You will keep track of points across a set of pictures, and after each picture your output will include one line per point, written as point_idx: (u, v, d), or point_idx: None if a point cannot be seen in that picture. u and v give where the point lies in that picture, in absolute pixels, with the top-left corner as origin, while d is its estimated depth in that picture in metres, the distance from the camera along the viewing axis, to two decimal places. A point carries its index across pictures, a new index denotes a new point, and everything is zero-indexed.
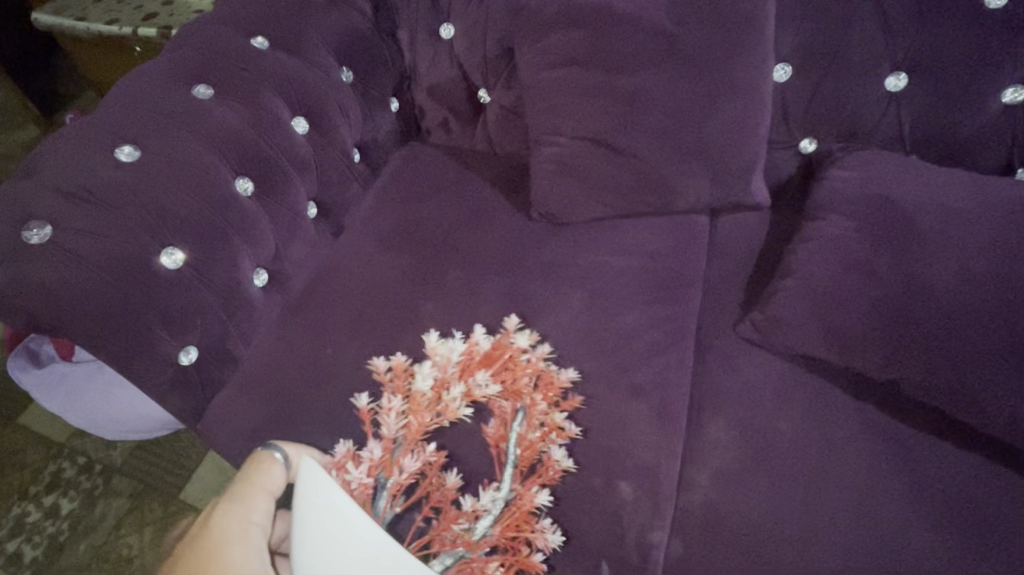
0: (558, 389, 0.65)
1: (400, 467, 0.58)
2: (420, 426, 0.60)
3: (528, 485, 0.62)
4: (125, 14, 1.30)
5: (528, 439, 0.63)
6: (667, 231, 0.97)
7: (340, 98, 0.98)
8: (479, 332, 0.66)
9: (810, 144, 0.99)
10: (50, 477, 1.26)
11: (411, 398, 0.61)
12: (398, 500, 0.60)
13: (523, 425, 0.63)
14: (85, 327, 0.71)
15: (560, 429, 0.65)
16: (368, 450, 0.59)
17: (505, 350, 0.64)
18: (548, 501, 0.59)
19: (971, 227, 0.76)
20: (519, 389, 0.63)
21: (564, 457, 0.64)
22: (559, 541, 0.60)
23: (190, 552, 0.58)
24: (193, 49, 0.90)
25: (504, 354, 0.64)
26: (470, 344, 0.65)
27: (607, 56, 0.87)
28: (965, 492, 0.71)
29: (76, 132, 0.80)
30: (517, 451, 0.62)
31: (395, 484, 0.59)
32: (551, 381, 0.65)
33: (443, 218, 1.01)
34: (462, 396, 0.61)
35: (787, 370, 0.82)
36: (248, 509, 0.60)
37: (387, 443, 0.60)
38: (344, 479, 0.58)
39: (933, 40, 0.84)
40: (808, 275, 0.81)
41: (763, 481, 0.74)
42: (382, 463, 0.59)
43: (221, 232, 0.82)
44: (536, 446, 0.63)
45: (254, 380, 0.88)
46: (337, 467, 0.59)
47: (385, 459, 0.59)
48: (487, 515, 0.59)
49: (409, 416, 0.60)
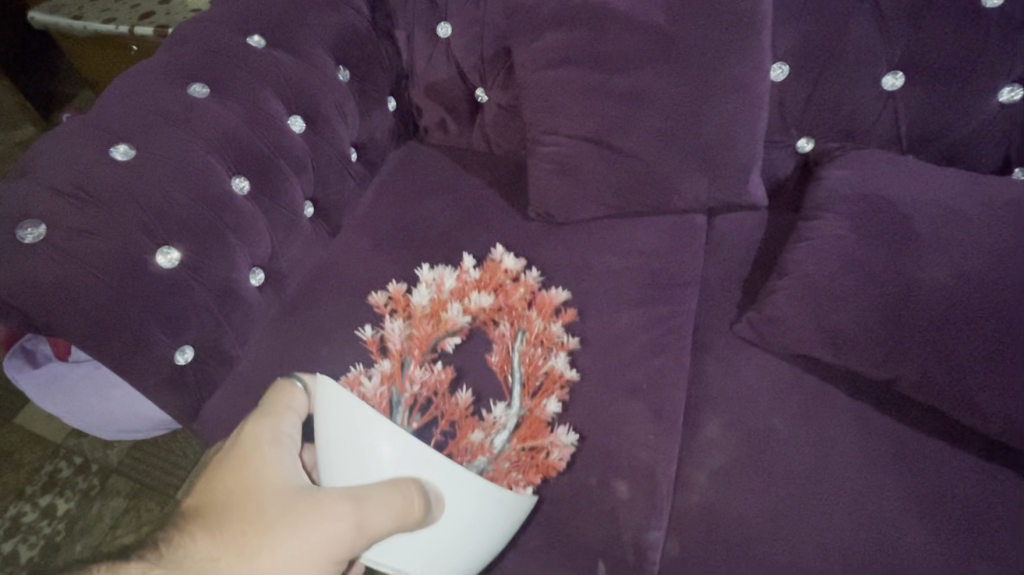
0: (552, 305, 0.77)
1: (410, 380, 0.67)
2: (423, 338, 0.71)
3: (534, 400, 0.71)
4: (122, 13, 1.29)
5: (532, 355, 0.73)
6: (665, 231, 0.97)
7: (337, 97, 0.98)
8: (469, 261, 0.82)
9: (807, 143, 0.99)
10: (46, 477, 1.26)
11: (413, 316, 0.73)
12: (414, 415, 0.66)
13: (523, 342, 0.73)
14: (80, 326, 0.71)
15: (558, 341, 0.77)
16: (380, 367, 0.68)
17: (497, 273, 0.81)
18: (557, 408, 0.69)
19: (967, 226, 0.76)
20: (514, 304, 0.78)
21: (564, 366, 0.74)
22: (571, 442, 0.69)
23: (226, 463, 0.63)
24: (190, 48, 0.90)
25: (496, 277, 0.81)
26: (464, 270, 0.81)
27: (604, 55, 0.87)
28: (960, 491, 0.71)
29: (72, 131, 0.80)
30: (521, 367, 0.72)
31: (408, 397, 0.66)
32: (545, 299, 0.77)
33: (440, 218, 1.01)
34: (461, 310, 0.75)
35: (784, 369, 0.82)
36: (279, 422, 0.66)
37: (396, 361, 0.68)
38: (360, 395, 0.66)
39: (929, 40, 0.84)
40: (805, 275, 0.81)
41: (760, 480, 0.74)
42: (392, 379, 0.67)
43: (218, 231, 0.82)
44: (537, 360, 0.73)
45: (251, 380, 0.88)
46: (351, 386, 0.67)
47: (395, 375, 0.67)
48: (502, 429, 0.66)
49: (412, 330, 0.71)
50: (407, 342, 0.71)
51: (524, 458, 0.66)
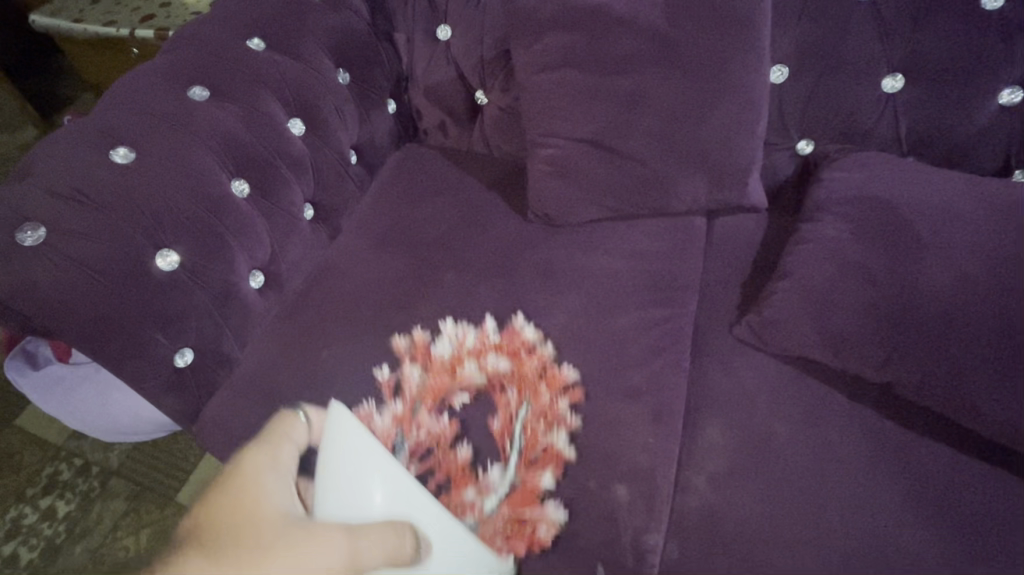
0: (559, 382, 0.82)
1: (419, 424, 0.80)
2: (436, 389, 0.83)
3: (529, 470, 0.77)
4: (123, 16, 1.30)
5: (532, 427, 0.79)
6: (664, 233, 0.97)
7: (337, 100, 0.98)
8: (490, 323, 0.89)
9: (807, 145, 0.99)
10: (47, 479, 1.26)
11: (429, 366, 0.85)
12: (416, 459, 0.78)
13: (526, 413, 0.80)
14: (80, 328, 0.71)
15: (561, 419, 0.79)
16: (393, 406, 0.82)
17: (514, 338, 0.86)
18: (551, 484, 0.74)
19: (967, 229, 0.76)
20: (524, 374, 0.83)
21: (564, 445, 0.77)
22: (560, 518, 0.73)
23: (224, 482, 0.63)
24: (190, 51, 0.90)
25: (512, 341, 0.86)
26: (483, 332, 0.88)
27: (603, 58, 0.87)
28: (961, 494, 0.71)
29: (73, 134, 0.80)
30: (521, 437, 0.78)
31: (414, 440, 0.79)
32: (553, 376, 0.82)
33: (440, 220, 1.01)
34: (475, 369, 0.85)
35: (784, 371, 0.82)
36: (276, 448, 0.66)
37: (409, 404, 0.82)
38: (372, 428, 0.80)
39: (928, 42, 0.84)
40: (805, 277, 0.81)
41: (760, 483, 0.74)
42: (403, 420, 0.81)
43: (217, 234, 0.82)
44: (537, 435, 0.78)
45: (249, 383, 0.88)
46: (364, 419, 0.81)
47: (406, 417, 0.81)
48: (494, 493, 0.74)
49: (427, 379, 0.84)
50: (421, 389, 0.83)
51: (511, 526, 0.73)
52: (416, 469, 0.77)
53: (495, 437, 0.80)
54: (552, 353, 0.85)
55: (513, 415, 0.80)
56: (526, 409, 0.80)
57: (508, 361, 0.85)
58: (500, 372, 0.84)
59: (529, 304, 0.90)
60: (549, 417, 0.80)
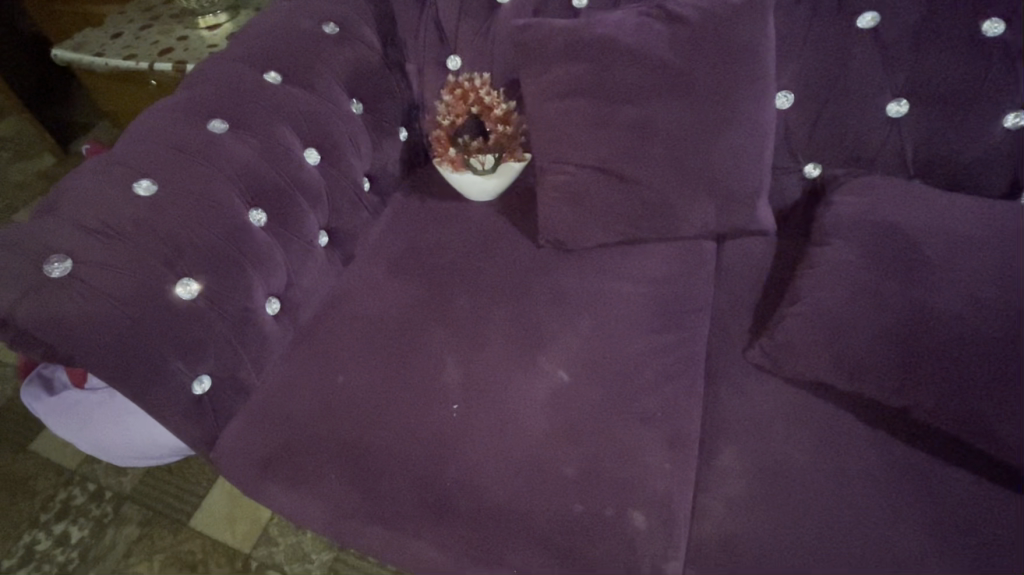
0: (478, 92, 1.01)
1: (454, 155, 1.03)
2: (453, 154, 1.03)
3: (495, 120, 1.01)
4: (141, 49, 1.34)
5: (482, 101, 1.01)
6: (674, 257, 0.98)
7: (350, 130, 1.01)
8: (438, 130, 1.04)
9: (814, 168, 1.00)
10: (60, 504, 1.27)
11: (454, 158, 1.03)
12: (458, 163, 1.04)
13: (487, 95, 1.00)
14: (102, 357, 0.72)
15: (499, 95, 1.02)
16: (451, 166, 1.05)
17: (460, 108, 1.02)
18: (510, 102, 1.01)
19: (977, 252, 0.77)
20: (463, 105, 1.02)
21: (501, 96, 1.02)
22: (512, 102, 1.02)
23: None
24: (209, 85, 0.93)
25: (460, 109, 1.02)
26: (444, 133, 1.04)
27: (611, 87, 0.89)
28: (983, 519, 0.70)
29: (99, 168, 0.83)
30: (510, 136, 1.02)
31: (457, 158, 1.03)
32: (492, 105, 1.01)
33: (452, 246, 1.03)
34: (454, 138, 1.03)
35: (798, 395, 0.82)
36: None
37: (453, 163, 1.04)
38: (457, 167, 1.04)
39: (930, 68, 0.86)
40: (816, 300, 0.82)
41: (777, 508, 0.74)
42: (456, 161, 1.04)
43: (236, 262, 0.84)
44: (492, 98, 1.01)
45: (265, 409, 0.88)
46: (461, 170, 1.04)
47: (454, 159, 1.03)
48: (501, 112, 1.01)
49: (454, 161, 1.04)
50: (453, 158, 1.04)
51: (512, 125, 1.02)
52: (464, 160, 1.03)
53: (510, 462, 0.79)
54: (565, 378, 0.85)
55: (527, 441, 0.80)
56: (501, 124, 1.01)
57: (521, 385, 0.85)
58: (514, 397, 0.84)
59: (541, 329, 0.91)
60: (564, 442, 0.80)
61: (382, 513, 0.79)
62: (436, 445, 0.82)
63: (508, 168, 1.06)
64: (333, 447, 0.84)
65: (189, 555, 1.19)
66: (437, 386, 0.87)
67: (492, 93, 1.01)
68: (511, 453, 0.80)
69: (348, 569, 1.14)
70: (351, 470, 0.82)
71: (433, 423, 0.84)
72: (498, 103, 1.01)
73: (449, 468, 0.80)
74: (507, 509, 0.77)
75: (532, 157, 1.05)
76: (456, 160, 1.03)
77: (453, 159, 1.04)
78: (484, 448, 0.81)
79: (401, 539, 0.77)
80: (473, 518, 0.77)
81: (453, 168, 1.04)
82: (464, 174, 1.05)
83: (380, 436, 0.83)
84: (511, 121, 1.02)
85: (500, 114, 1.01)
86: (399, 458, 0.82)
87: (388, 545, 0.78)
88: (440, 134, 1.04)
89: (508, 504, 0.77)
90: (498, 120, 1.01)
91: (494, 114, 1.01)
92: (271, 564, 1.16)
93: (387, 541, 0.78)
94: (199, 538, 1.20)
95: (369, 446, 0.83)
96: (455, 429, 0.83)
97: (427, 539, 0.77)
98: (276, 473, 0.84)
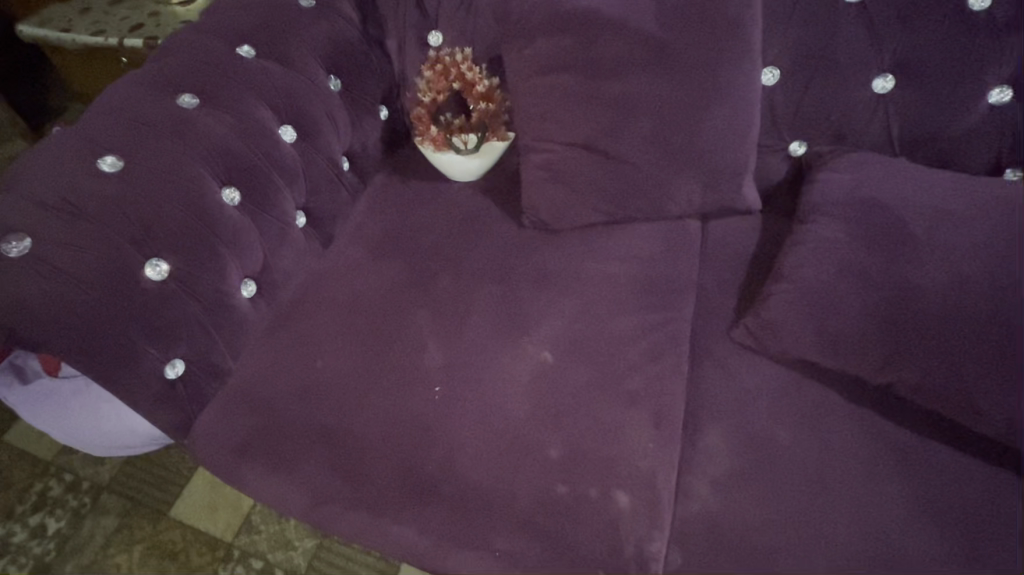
0: (458, 69, 0.98)
1: (435, 135, 1.01)
2: (434, 133, 1.01)
3: (477, 98, 0.98)
4: (111, 25, 1.29)
5: (463, 78, 0.98)
6: (660, 237, 0.96)
7: (328, 107, 0.98)
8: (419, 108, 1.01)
9: (800, 146, 0.99)
10: (36, 496, 1.24)
11: (435, 137, 1.01)
12: (440, 143, 1.02)
13: (468, 72, 0.97)
14: (65, 339, 0.69)
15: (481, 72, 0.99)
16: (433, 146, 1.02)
17: (440, 86, 0.99)
18: (492, 78, 0.98)
19: (961, 228, 0.76)
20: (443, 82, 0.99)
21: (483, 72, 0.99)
22: (494, 79, 0.99)
23: None
24: (179, 60, 0.90)
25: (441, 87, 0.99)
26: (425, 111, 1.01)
27: (596, 61, 0.87)
28: (965, 495, 0.70)
29: (63, 144, 0.80)
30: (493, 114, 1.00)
31: (438, 138, 1.01)
32: (474, 82, 0.98)
33: (435, 227, 1.01)
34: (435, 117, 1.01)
35: (782, 374, 0.82)
36: None
37: (435, 143, 1.02)
38: (439, 146, 1.02)
39: (917, 43, 0.85)
40: (801, 278, 0.81)
41: (760, 487, 0.73)
42: (438, 141, 1.01)
43: (208, 243, 0.81)
44: (474, 75, 0.98)
45: (242, 394, 0.86)
46: (443, 150, 1.02)
47: (436, 139, 1.01)
48: (483, 89, 0.98)
49: (435, 140, 1.01)
50: (434, 137, 1.01)
51: (495, 102, 0.99)
52: (446, 140, 1.01)
53: (493, 444, 0.78)
54: (548, 359, 0.84)
55: (510, 423, 0.79)
56: (483, 102, 0.99)
57: (504, 367, 0.84)
58: (496, 378, 0.83)
59: (524, 310, 0.89)
60: (547, 424, 0.79)
61: (362, 498, 0.77)
62: (417, 427, 0.80)
63: (493, 148, 1.04)
64: (312, 431, 0.82)
65: (170, 544, 1.16)
66: (419, 368, 0.85)
67: (474, 69, 0.98)
68: (494, 434, 0.79)
69: (333, 556, 1.13)
70: (330, 455, 0.80)
71: (415, 406, 0.82)
72: (479, 80, 0.98)
73: (431, 451, 0.78)
74: (490, 492, 0.75)
75: (516, 136, 1.04)
76: (437, 139, 1.01)
77: (435, 139, 1.01)
78: (467, 431, 0.79)
79: (382, 523, 0.76)
80: (455, 501, 0.76)
81: (435, 148, 1.02)
82: (446, 154, 1.03)
83: (360, 420, 0.82)
84: (493, 99, 0.99)
85: (482, 91, 0.98)
86: (380, 441, 0.80)
87: (369, 529, 0.77)
88: (420, 113, 1.01)
89: (490, 486, 0.76)
90: (481, 98, 0.99)
91: (476, 91, 0.98)
92: (254, 553, 1.15)
93: (367, 526, 0.77)
94: (180, 527, 1.18)
95: (349, 430, 0.81)
96: (437, 412, 0.81)
97: (409, 524, 0.75)
98: (253, 458, 0.82)
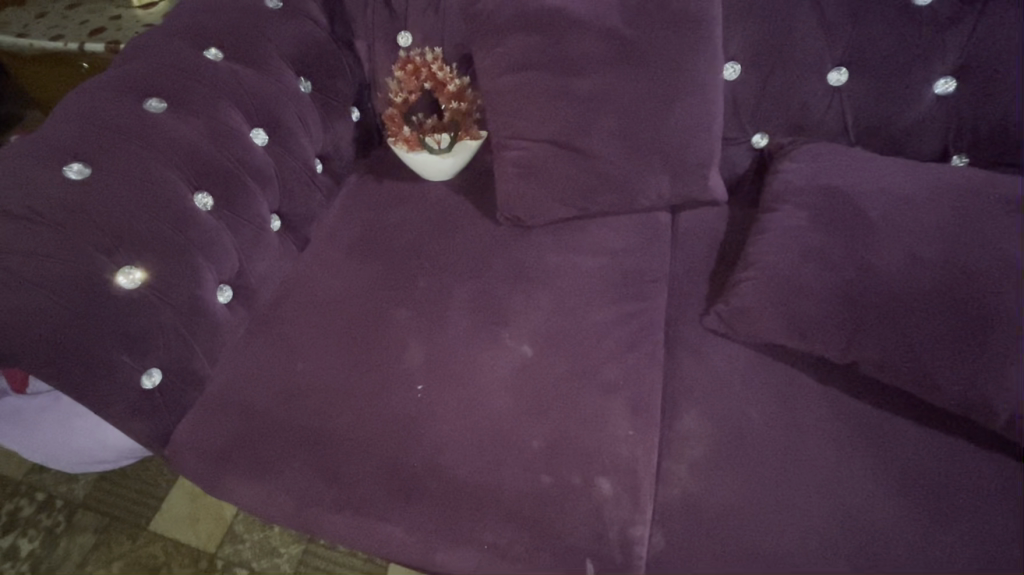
0: (427, 67, 0.99)
1: (407, 135, 1.02)
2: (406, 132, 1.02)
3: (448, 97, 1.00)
4: (69, 29, 1.26)
5: (434, 77, 0.99)
6: (632, 230, 0.99)
7: (298, 108, 0.98)
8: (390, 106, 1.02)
9: (761, 138, 1.03)
10: (7, 517, 1.20)
11: (407, 137, 1.02)
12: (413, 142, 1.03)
13: (439, 72, 0.99)
14: (37, 350, 0.68)
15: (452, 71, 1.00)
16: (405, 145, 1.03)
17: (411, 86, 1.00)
18: (463, 79, 1.00)
19: (914, 213, 0.81)
20: (413, 82, 1.00)
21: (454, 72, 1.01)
22: (464, 79, 1.00)
23: None
24: (144, 63, 0.89)
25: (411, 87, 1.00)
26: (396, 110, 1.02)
27: (564, 58, 0.89)
28: (926, 467, 0.74)
29: (27, 152, 0.78)
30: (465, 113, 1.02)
31: (410, 138, 1.02)
32: (444, 81, 0.99)
33: (411, 226, 1.02)
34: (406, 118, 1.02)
35: (752, 358, 0.85)
36: None
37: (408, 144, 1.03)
38: (412, 146, 1.03)
39: (868, 36, 0.89)
40: (767, 264, 0.84)
41: (736, 468, 0.76)
42: (411, 141, 1.02)
43: (180, 249, 0.80)
44: (444, 74, 0.99)
45: (221, 400, 0.86)
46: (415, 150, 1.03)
47: (409, 139, 1.02)
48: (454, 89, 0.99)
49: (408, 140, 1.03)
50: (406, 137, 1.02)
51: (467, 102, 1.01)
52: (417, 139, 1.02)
53: (475, 437, 0.79)
54: (528, 352, 0.86)
55: (493, 415, 0.81)
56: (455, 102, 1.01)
57: (484, 361, 0.85)
58: (478, 373, 0.84)
59: (503, 306, 0.91)
60: (529, 416, 0.80)
61: (348, 499, 0.78)
62: (401, 425, 0.81)
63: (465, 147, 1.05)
64: (295, 435, 0.82)
65: (151, 560, 1.14)
66: (400, 368, 0.86)
67: (444, 68, 0.99)
68: (477, 427, 0.80)
69: (319, 561, 1.13)
70: (315, 458, 0.80)
71: (398, 405, 0.83)
72: (451, 78, 0.99)
73: (415, 449, 0.79)
74: (475, 487, 0.76)
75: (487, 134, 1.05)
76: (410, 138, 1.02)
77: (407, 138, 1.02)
78: (451, 427, 0.80)
79: (369, 522, 0.77)
80: (441, 496, 0.77)
81: (409, 149, 1.03)
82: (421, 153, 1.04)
83: (344, 419, 0.82)
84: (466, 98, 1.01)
85: (454, 90, 0.99)
86: (364, 441, 0.80)
87: (356, 529, 0.77)
88: (392, 113, 1.03)
89: (474, 478, 0.77)
90: (453, 97, 1.00)
91: (448, 90, 0.99)
92: (239, 562, 1.13)
93: (354, 526, 0.77)
94: (159, 541, 1.16)
95: (331, 431, 0.81)
96: (420, 409, 0.82)
97: (396, 520, 0.76)
98: (235, 465, 0.81)
